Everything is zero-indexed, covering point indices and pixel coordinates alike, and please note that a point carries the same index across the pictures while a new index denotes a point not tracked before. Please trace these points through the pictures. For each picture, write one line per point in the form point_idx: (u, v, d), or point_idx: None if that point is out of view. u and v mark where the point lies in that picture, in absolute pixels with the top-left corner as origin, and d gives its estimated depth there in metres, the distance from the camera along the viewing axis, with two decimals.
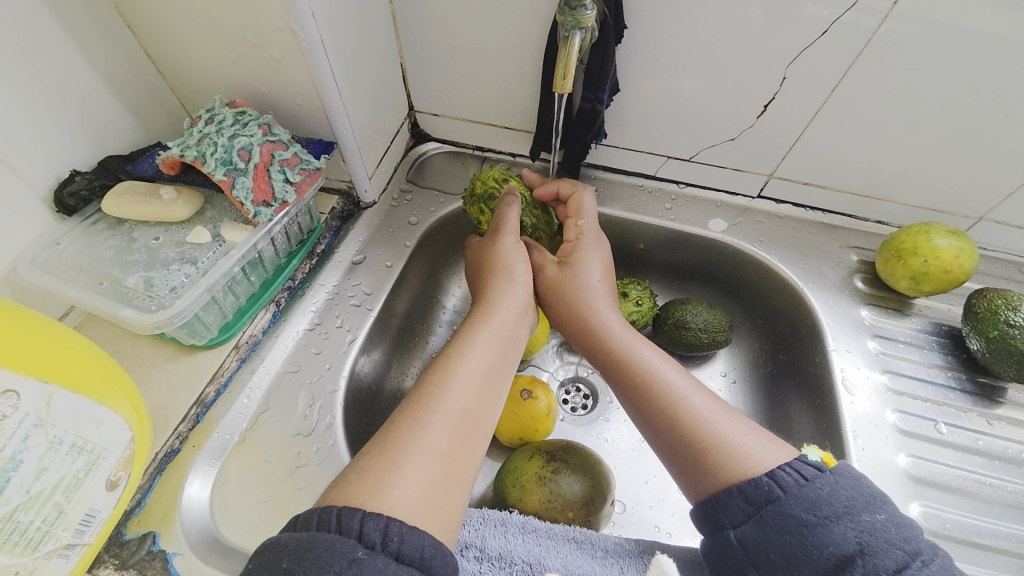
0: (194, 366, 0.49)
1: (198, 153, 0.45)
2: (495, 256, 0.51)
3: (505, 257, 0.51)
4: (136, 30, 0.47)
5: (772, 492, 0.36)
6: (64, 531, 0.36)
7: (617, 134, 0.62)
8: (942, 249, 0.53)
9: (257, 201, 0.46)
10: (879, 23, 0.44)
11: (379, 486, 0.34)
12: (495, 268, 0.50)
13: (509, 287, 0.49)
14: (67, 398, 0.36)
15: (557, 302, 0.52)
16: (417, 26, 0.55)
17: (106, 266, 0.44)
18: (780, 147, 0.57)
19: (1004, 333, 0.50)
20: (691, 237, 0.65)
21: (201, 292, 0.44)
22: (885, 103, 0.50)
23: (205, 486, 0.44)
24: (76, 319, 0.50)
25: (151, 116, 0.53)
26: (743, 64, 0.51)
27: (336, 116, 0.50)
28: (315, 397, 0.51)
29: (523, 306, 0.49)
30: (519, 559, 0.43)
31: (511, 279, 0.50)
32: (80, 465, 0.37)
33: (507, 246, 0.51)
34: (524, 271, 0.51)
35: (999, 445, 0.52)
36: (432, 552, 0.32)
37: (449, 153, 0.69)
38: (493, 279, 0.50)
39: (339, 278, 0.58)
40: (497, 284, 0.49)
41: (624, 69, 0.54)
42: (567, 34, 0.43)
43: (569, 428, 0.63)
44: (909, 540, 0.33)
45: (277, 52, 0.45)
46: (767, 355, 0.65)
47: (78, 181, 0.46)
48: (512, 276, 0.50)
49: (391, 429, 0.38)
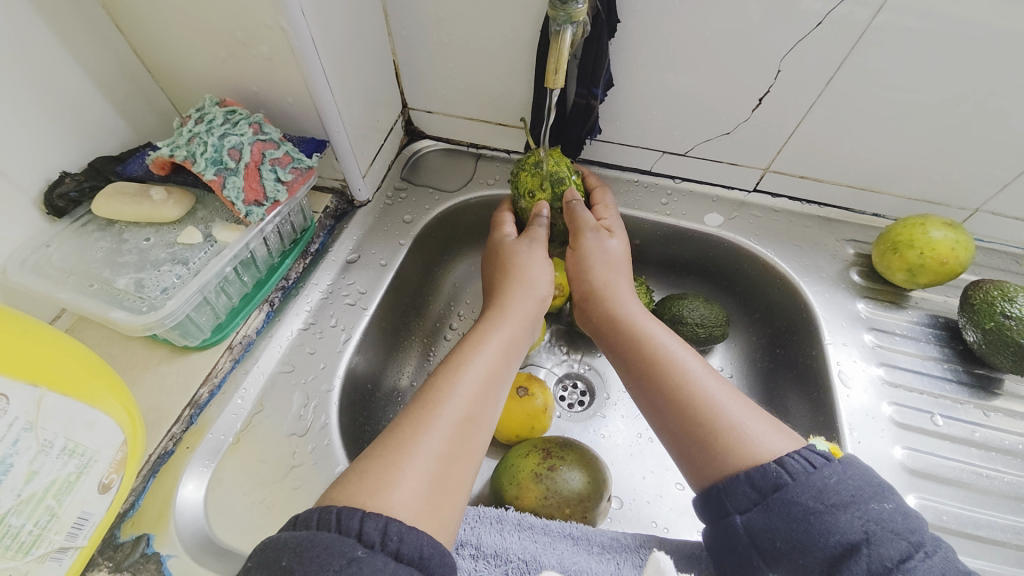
0: (188, 367, 0.49)
1: (188, 153, 0.45)
2: (523, 265, 0.50)
3: (531, 269, 0.50)
4: (124, 30, 0.47)
5: (780, 479, 0.36)
6: (57, 534, 0.36)
7: (612, 129, 0.61)
8: (938, 241, 0.53)
9: (249, 201, 0.46)
10: (873, 14, 0.44)
11: (379, 486, 0.34)
12: (514, 275, 0.50)
13: (520, 293, 0.49)
14: (57, 400, 0.36)
15: (580, 279, 0.52)
16: (409, 22, 0.55)
17: (97, 267, 0.44)
18: (775, 141, 0.57)
19: (1000, 324, 0.50)
20: (687, 232, 0.65)
21: (193, 292, 0.44)
22: (879, 95, 0.50)
23: (200, 487, 0.44)
24: (68, 321, 0.50)
25: (141, 115, 0.52)
26: (736, 57, 0.50)
27: (328, 114, 0.50)
28: (310, 397, 0.50)
29: (532, 320, 0.49)
30: (515, 557, 0.43)
31: (528, 290, 0.49)
32: (71, 468, 0.36)
33: (537, 258, 0.51)
34: (545, 287, 0.50)
35: (997, 437, 0.52)
36: (430, 552, 0.32)
37: (443, 150, 0.69)
38: (509, 286, 0.49)
39: (333, 277, 0.57)
40: (514, 294, 0.49)
41: (618, 64, 0.54)
42: (558, 28, 0.43)
43: (566, 424, 0.63)
44: (914, 530, 0.33)
45: (267, 50, 0.45)
46: (764, 349, 0.64)
47: (68, 182, 0.46)
48: (532, 290, 0.50)
49: (395, 430, 0.38)
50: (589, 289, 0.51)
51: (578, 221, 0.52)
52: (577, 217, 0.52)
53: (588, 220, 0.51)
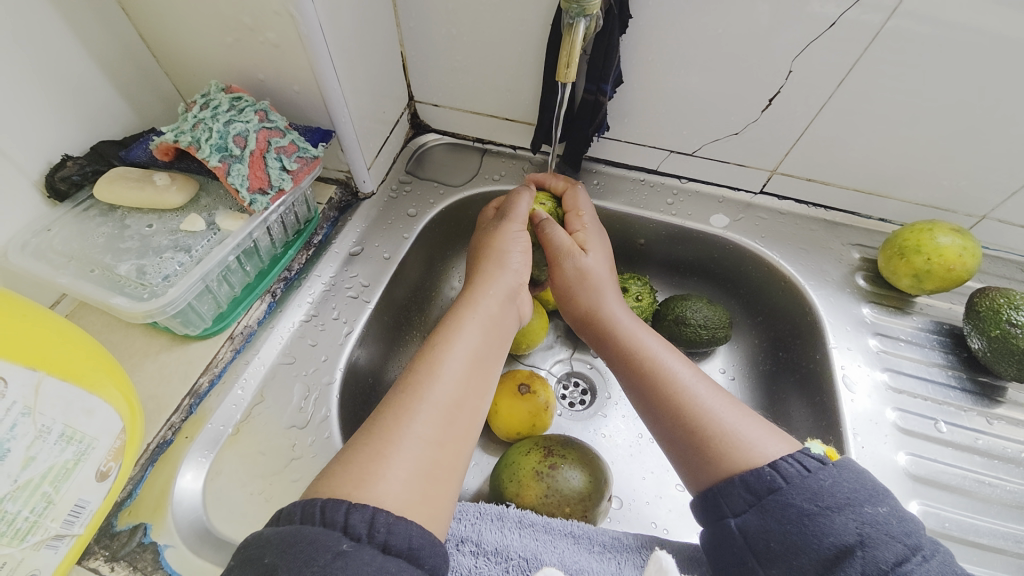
0: (187, 357, 0.48)
1: (192, 139, 0.44)
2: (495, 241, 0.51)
3: (503, 241, 0.50)
4: (130, 13, 0.46)
5: (774, 482, 0.36)
6: (53, 521, 0.36)
7: (619, 127, 0.61)
8: (945, 247, 0.53)
9: (253, 188, 0.45)
10: (886, 19, 0.44)
11: (366, 477, 0.33)
12: (489, 255, 0.50)
13: (497, 268, 0.49)
14: (55, 386, 0.35)
15: (568, 302, 0.52)
16: (418, 14, 0.54)
17: (98, 253, 0.44)
18: (784, 142, 0.57)
19: (1006, 332, 0.50)
20: (692, 233, 0.64)
21: (195, 281, 0.43)
22: (890, 99, 0.50)
23: (198, 477, 0.44)
24: (68, 307, 0.49)
25: (145, 100, 0.52)
26: (747, 58, 0.50)
27: (334, 104, 0.49)
28: (311, 389, 0.50)
29: (511, 292, 0.49)
30: (515, 554, 0.43)
31: (502, 266, 0.49)
32: (69, 455, 0.36)
33: (511, 232, 0.51)
34: (517, 258, 0.50)
35: (999, 445, 0.52)
36: (421, 542, 0.32)
37: (449, 144, 0.69)
38: (484, 265, 0.50)
39: (336, 269, 0.57)
40: (490, 274, 0.49)
41: (628, 60, 0.53)
42: (571, 21, 0.42)
43: (566, 423, 0.62)
44: (911, 533, 0.32)
45: (275, 37, 0.44)
46: (767, 351, 0.64)
47: (70, 166, 0.45)
48: (505, 266, 0.49)
49: (378, 419, 0.37)
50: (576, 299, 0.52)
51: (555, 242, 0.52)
52: (552, 237, 0.52)
53: (561, 242, 0.52)
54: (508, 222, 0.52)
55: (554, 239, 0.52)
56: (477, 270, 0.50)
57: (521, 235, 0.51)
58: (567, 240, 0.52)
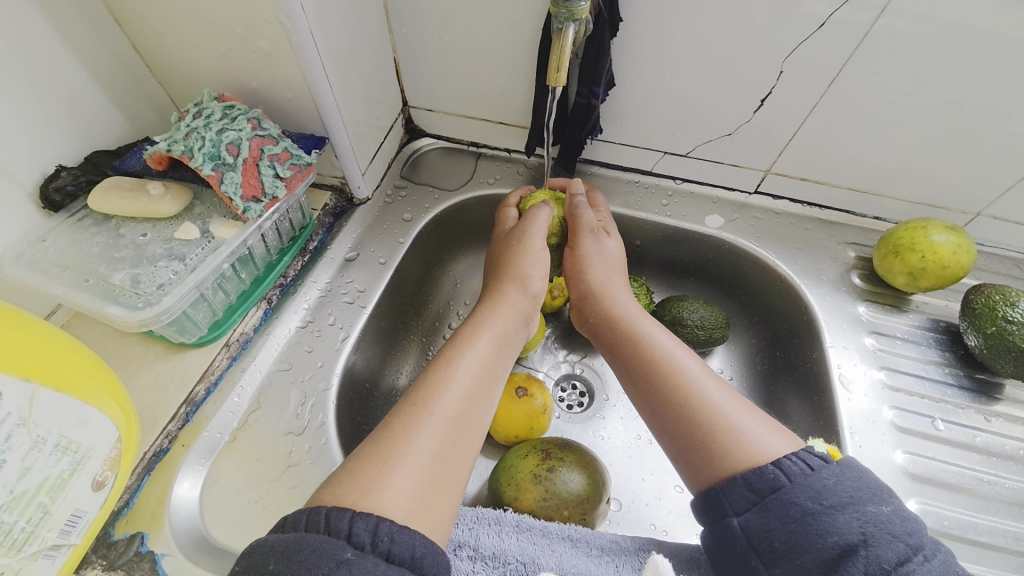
0: (184, 365, 0.48)
1: (185, 148, 0.44)
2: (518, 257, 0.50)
3: (525, 266, 0.50)
4: (123, 24, 0.47)
5: (777, 481, 0.35)
6: (49, 531, 0.36)
7: (613, 129, 0.61)
8: (939, 245, 0.53)
9: (247, 196, 0.46)
10: (875, 18, 0.44)
11: (371, 486, 0.33)
12: (508, 271, 0.50)
13: (515, 288, 0.49)
14: (51, 397, 0.35)
15: (578, 278, 0.53)
16: (410, 19, 0.55)
17: (93, 263, 0.44)
18: (777, 143, 0.57)
19: (1002, 328, 0.50)
20: (688, 233, 0.64)
21: (189, 289, 0.44)
22: (881, 98, 0.50)
23: (195, 486, 0.44)
24: (64, 317, 0.49)
25: (139, 109, 0.52)
26: (738, 59, 0.50)
27: (327, 110, 0.49)
28: (307, 396, 0.50)
29: (523, 314, 0.49)
30: (512, 559, 0.43)
31: (517, 279, 0.50)
32: (65, 465, 0.36)
33: (534, 250, 0.51)
34: (538, 284, 0.50)
35: (998, 442, 0.52)
36: (423, 551, 0.32)
37: (443, 149, 0.69)
38: (501, 280, 0.50)
39: (332, 275, 0.57)
40: (507, 289, 0.49)
41: (619, 63, 0.53)
42: (560, 26, 0.42)
43: (564, 425, 0.62)
44: (912, 533, 0.32)
45: (267, 45, 0.44)
46: (764, 351, 0.64)
47: (63, 176, 0.45)
48: (520, 278, 0.50)
49: (384, 429, 0.37)
50: (588, 290, 0.52)
51: (579, 222, 0.53)
52: (580, 215, 0.53)
53: (586, 222, 0.53)
54: (532, 233, 0.51)
55: (580, 219, 0.53)
56: (495, 283, 0.50)
57: (542, 254, 0.51)
58: (592, 220, 0.53)
